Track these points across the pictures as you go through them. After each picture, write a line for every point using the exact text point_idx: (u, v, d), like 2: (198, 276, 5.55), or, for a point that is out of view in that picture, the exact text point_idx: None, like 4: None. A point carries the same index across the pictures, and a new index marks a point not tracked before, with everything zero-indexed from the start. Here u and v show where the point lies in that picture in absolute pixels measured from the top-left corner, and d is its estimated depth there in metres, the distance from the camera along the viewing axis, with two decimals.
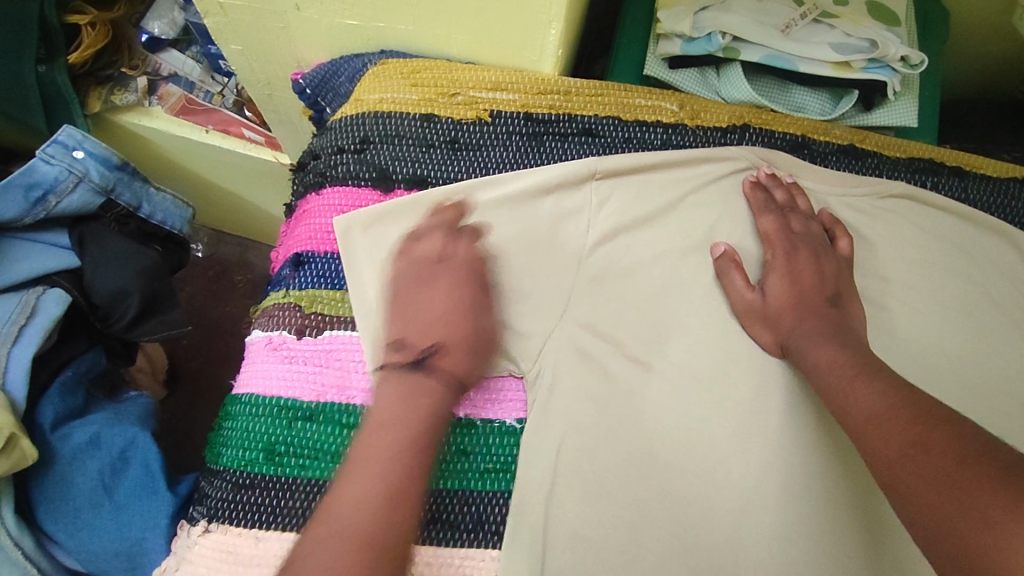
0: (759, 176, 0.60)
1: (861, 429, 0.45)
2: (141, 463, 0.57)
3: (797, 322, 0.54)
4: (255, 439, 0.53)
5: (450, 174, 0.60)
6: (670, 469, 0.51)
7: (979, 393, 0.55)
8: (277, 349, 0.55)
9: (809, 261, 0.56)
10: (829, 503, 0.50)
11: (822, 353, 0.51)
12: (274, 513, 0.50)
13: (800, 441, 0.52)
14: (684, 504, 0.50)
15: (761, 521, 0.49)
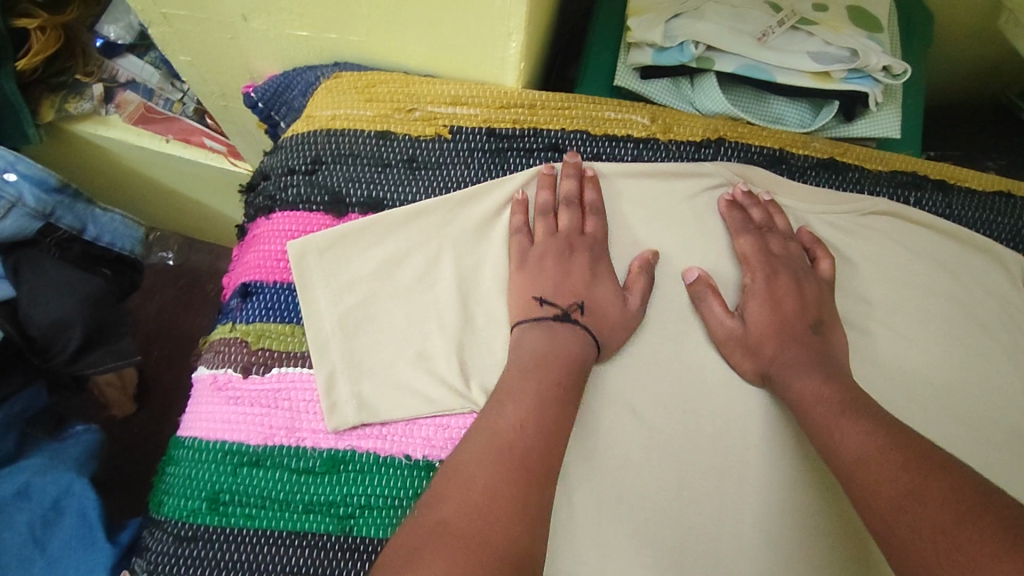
0: (735, 194, 0.57)
1: (850, 469, 0.42)
2: (77, 513, 0.54)
3: (776, 352, 0.51)
4: (198, 487, 0.49)
5: (408, 196, 0.56)
6: (643, 511, 0.48)
7: (966, 421, 0.52)
8: (222, 389, 0.51)
9: (789, 285, 0.53)
10: (811, 544, 0.48)
11: (804, 384, 0.48)
12: (218, 568, 0.47)
13: (781, 477, 0.49)
14: (658, 548, 0.47)
15: (738, 565, 0.47)
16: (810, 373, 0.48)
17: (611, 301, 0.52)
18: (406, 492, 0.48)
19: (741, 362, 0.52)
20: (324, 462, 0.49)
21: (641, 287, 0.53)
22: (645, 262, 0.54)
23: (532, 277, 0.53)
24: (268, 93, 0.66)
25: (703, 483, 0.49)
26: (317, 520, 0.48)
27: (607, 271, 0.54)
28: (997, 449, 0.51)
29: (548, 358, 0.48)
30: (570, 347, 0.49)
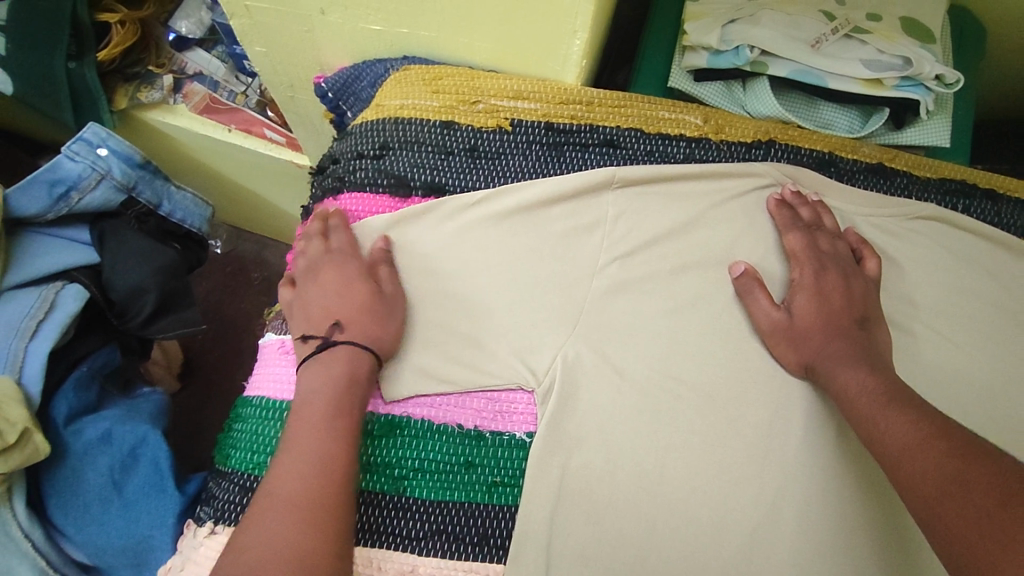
0: (784, 194, 0.59)
1: (891, 459, 0.43)
2: (150, 461, 0.57)
3: (820, 345, 0.52)
4: (265, 442, 0.51)
5: (468, 183, 0.59)
6: (683, 491, 0.50)
7: (1007, 423, 0.53)
8: (289, 353, 0.55)
9: (838, 281, 0.54)
10: (846, 531, 0.49)
11: (848, 377, 0.49)
12: None
13: (821, 468, 0.51)
14: (696, 524, 0.49)
15: (773, 548, 0.48)
16: (854, 367, 0.49)
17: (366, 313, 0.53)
18: (458, 457, 0.51)
19: (785, 355, 0.53)
20: (382, 425, 0.52)
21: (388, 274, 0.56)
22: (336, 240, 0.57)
23: (301, 319, 0.55)
24: (337, 85, 0.70)
25: (744, 468, 0.50)
26: (376, 480, 0.51)
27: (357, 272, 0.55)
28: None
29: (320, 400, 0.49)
30: (325, 364, 0.51)
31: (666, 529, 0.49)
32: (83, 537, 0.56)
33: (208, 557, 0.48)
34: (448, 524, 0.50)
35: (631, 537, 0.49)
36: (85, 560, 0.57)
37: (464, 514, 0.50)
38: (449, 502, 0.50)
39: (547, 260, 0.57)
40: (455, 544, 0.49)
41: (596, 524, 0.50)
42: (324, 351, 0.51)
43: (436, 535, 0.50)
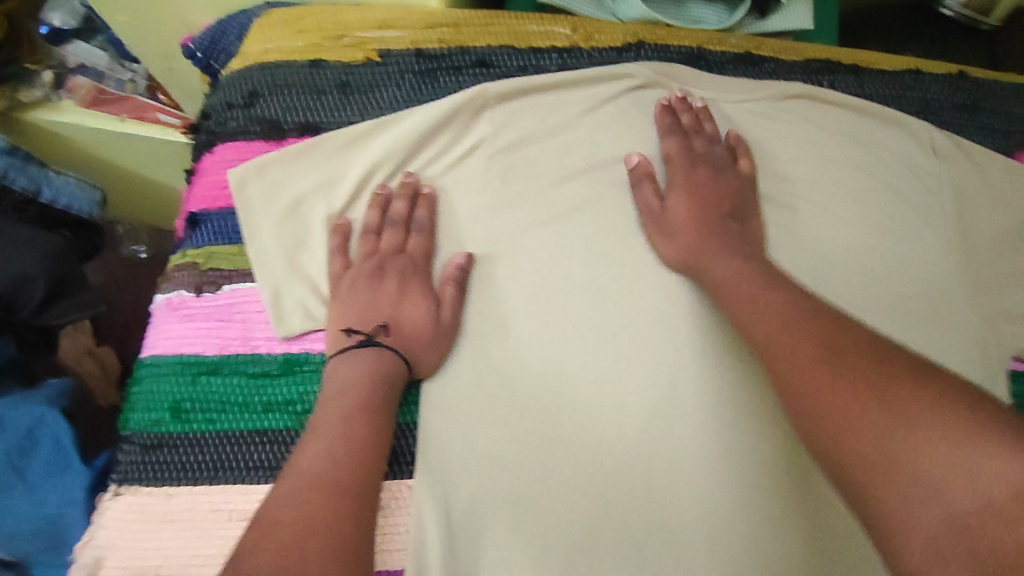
0: (670, 99, 0.59)
1: (790, 391, 0.41)
2: (50, 440, 0.55)
3: (698, 237, 0.53)
4: (161, 398, 0.50)
5: (342, 119, 0.58)
6: (580, 381, 0.51)
7: (884, 279, 0.55)
8: (177, 309, 0.53)
9: (708, 178, 0.56)
10: (740, 396, 0.51)
11: (728, 267, 0.50)
12: (191, 469, 0.49)
13: (710, 342, 0.52)
14: (594, 410, 0.50)
15: (671, 423, 0.50)
16: (731, 257, 0.51)
17: (418, 317, 0.52)
18: None
19: (673, 252, 0.53)
20: (279, 365, 0.51)
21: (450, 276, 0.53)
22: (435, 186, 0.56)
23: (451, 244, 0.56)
24: (206, 44, 0.67)
25: (638, 354, 0.52)
26: (275, 419, 0.50)
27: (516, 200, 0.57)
28: (919, 305, 0.54)
29: (419, 322, 0.52)
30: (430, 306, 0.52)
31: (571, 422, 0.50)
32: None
33: (117, 520, 0.48)
34: None
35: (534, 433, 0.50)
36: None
37: None
38: None
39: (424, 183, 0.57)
40: None
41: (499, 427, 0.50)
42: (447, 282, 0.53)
43: None
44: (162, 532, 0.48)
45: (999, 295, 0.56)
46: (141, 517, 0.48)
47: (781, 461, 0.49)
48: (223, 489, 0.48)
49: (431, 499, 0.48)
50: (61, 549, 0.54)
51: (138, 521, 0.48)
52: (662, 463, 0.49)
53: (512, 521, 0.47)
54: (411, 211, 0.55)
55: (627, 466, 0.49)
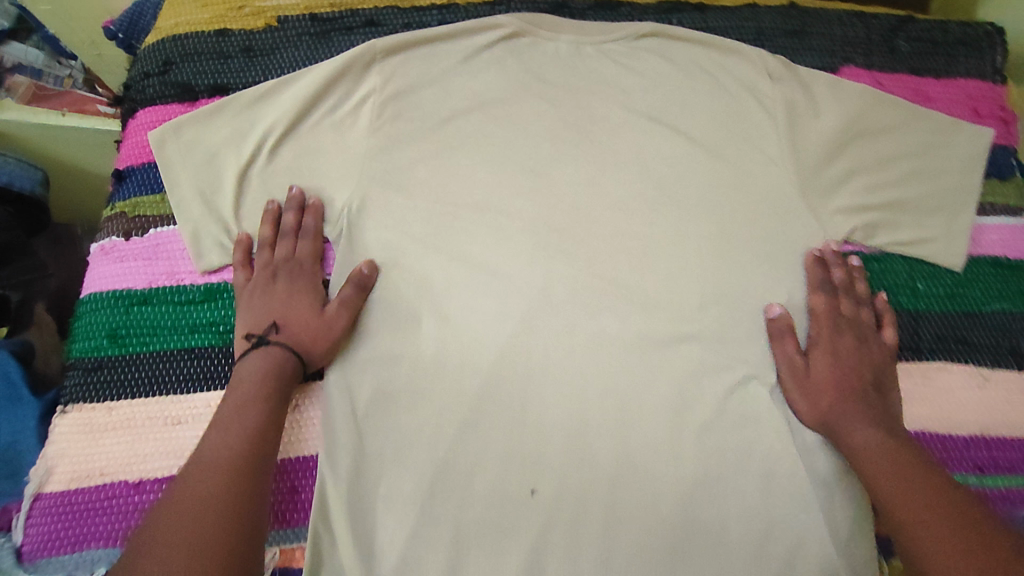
0: (825, 250, 0.62)
1: (864, 460, 0.53)
2: (1, 377, 0.62)
3: (824, 399, 0.56)
4: (99, 327, 0.58)
5: (248, 79, 0.66)
6: (467, 290, 0.60)
7: (728, 185, 0.63)
8: (109, 253, 0.60)
9: (851, 344, 0.59)
10: (600, 294, 0.60)
11: (866, 434, 0.53)
12: (129, 385, 0.56)
13: (576, 250, 0.61)
14: (478, 313, 0.59)
15: (544, 318, 0.59)
16: (869, 428, 0.54)
17: (306, 315, 0.57)
18: None
19: (807, 408, 0.57)
20: (202, 292, 0.59)
21: (344, 293, 0.58)
22: (358, 272, 0.58)
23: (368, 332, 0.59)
24: (125, 24, 0.74)
25: (514, 263, 0.61)
26: (200, 338, 0.57)
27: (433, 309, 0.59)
28: (808, 252, 0.62)
29: (313, 321, 0.57)
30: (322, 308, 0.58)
31: (460, 323, 0.58)
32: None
33: (66, 432, 0.55)
34: None
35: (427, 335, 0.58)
36: None
37: None
38: None
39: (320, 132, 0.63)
40: None
41: (396, 331, 0.58)
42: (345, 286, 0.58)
43: None
44: (106, 437, 0.55)
45: (836, 190, 0.64)
46: (87, 428, 0.55)
47: (637, 345, 0.59)
48: (159, 399, 0.56)
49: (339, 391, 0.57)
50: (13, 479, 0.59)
51: (83, 430, 0.55)
52: (537, 352, 0.58)
53: (410, 404, 0.56)
54: (301, 221, 0.61)
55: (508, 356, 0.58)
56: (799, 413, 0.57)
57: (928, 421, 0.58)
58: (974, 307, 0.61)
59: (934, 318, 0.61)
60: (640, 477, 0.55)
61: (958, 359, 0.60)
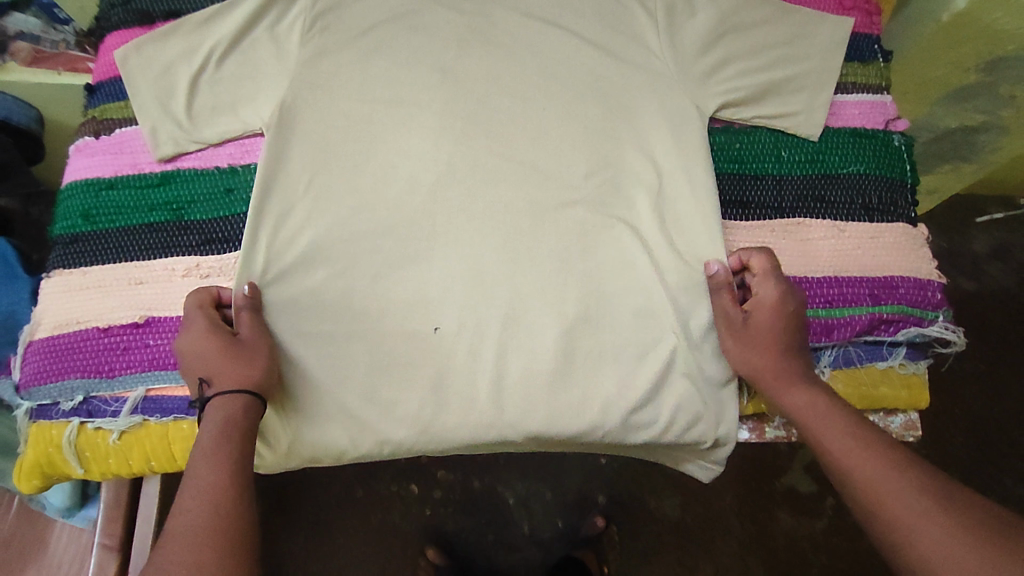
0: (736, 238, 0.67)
1: (808, 420, 0.58)
2: (0, 260, 0.74)
3: (764, 351, 0.61)
4: (73, 209, 0.68)
5: (200, 6, 0.75)
6: (383, 174, 0.69)
7: (615, 78, 0.71)
8: (82, 150, 0.71)
9: (788, 301, 0.62)
10: (499, 173, 0.69)
11: (796, 392, 0.59)
12: (100, 254, 0.67)
13: (478, 137, 0.70)
14: (392, 193, 0.68)
15: (449, 195, 0.68)
16: (798, 386, 0.59)
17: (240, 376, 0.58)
18: (219, 187, 0.69)
19: (748, 367, 0.61)
20: (159, 177, 0.69)
21: (246, 318, 0.62)
22: (242, 295, 0.62)
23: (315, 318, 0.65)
24: None
25: (424, 148, 0.70)
26: (159, 214, 0.68)
27: (366, 200, 0.68)
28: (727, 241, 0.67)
29: (248, 365, 0.59)
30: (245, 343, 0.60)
31: (376, 201, 0.68)
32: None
33: (50, 291, 0.66)
34: (218, 233, 0.67)
35: (345, 210, 0.67)
36: None
37: (230, 223, 0.68)
38: (216, 219, 0.68)
39: (255, 48, 0.71)
40: (226, 243, 0.67)
41: (317, 205, 0.67)
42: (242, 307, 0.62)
43: (209, 243, 0.67)
44: (82, 294, 0.66)
45: (712, 76, 0.70)
46: (67, 290, 0.66)
47: (530, 214, 0.68)
48: (124, 265, 0.67)
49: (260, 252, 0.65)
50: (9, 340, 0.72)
51: (64, 288, 0.66)
52: (444, 223, 0.67)
53: (331, 265, 0.66)
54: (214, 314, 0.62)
55: (417, 226, 0.67)
56: (739, 360, 0.62)
57: (793, 267, 0.65)
58: (831, 169, 0.69)
59: (795, 180, 0.69)
60: (531, 320, 0.65)
61: (816, 215, 0.67)
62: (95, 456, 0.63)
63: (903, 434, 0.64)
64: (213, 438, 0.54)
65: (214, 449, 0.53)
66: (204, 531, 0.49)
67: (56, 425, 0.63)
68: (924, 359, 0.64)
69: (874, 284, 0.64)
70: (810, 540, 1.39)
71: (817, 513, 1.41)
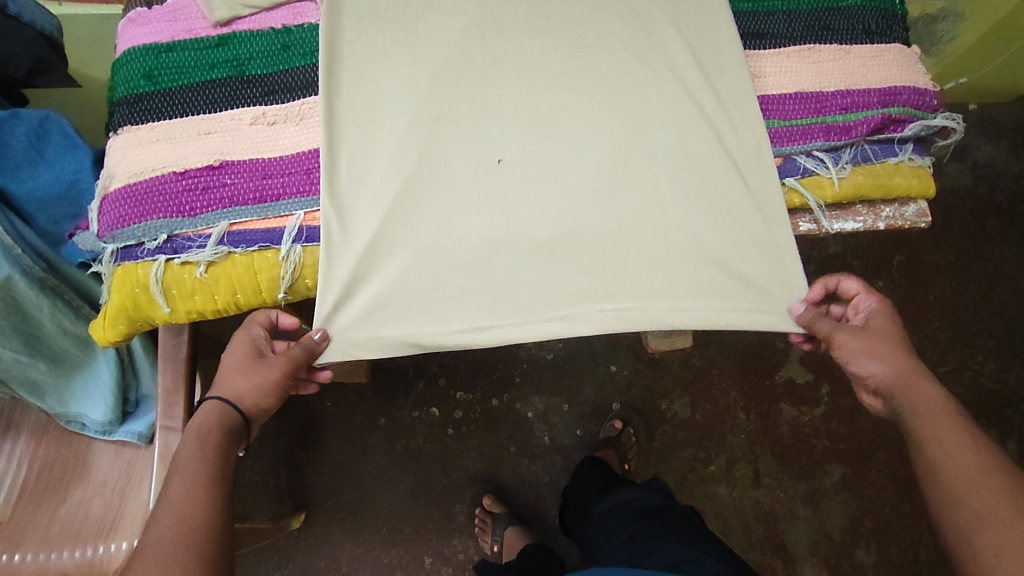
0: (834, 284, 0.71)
1: (925, 413, 0.63)
2: (59, 130, 0.79)
3: (889, 355, 0.66)
4: (134, 72, 0.71)
5: None
6: (432, 32, 0.73)
7: None
8: (136, 20, 0.74)
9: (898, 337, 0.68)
10: (537, 26, 0.74)
11: (924, 394, 0.64)
12: (164, 112, 0.70)
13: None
14: (438, 52, 0.73)
15: (495, 47, 0.73)
16: (925, 381, 0.65)
17: (243, 384, 0.67)
18: (276, 44, 0.72)
19: (877, 370, 0.66)
20: (215, 40, 0.72)
21: (295, 352, 0.66)
22: (311, 339, 0.67)
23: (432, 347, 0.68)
24: None
25: (466, 7, 0.74)
26: (219, 72, 0.71)
27: (418, 57, 0.73)
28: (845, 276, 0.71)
29: (252, 390, 0.67)
30: (263, 373, 0.67)
31: (426, 58, 0.73)
32: (11, 184, 0.76)
33: (120, 148, 0.69)
34: (280, 86, 0.71)
35: (400, 66, 0.72)
36: (15, 206, 0.78)
37: (290, 76, 0.72)
38: (277, 74, 0.72)
39: None
40: (290, 94, 0.71)
41: (369, 63, 0.72)
42: (298, 351, 0.66)
43: (273, 95, 0.71)
44: (152, 148, 0.68)
45: None
46: (136, 143, 0.69)
47: (569, 58, 0.73)
48: (191, 117, 0.69)
49: (322, 102, 0.70)
50: (77, 209, 0.80)
51: (134, 144, 0.68)
52: (492, 73, 0.73)
53: (388, 119, 0.71)
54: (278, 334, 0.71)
55: (468, 76, 0.72)
56: (880, 372, 0.66)
57: (806, 86, 0.74)
58: (834, 3, 0.77)
59: (802, 14, 0.76)
60: (580, 153, 0.71)
61: (824, 41, 0.75)
62: (182, 294, 0.66)
63: (914, 221, 0.74)
64: (197, 456, 0.62)
65: (185, 470, 0.62)
66: (171, 536, 0.57)
67: (141, 264, 0.66)
68: (929, 157, 0.74)
69: (880, 92, 0.73)
70: (814, 428, 1.45)
71: (817, 399, 1.46)
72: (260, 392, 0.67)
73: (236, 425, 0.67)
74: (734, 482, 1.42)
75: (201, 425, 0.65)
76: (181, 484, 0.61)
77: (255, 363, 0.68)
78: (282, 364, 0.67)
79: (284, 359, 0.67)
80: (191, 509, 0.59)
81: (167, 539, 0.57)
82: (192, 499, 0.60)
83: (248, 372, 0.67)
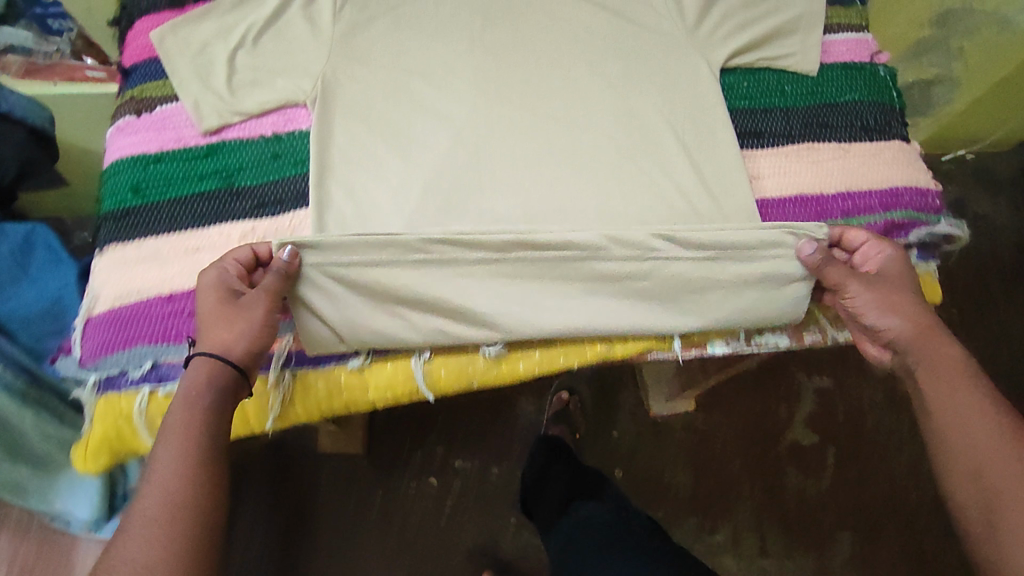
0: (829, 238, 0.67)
1: (948, 382, 0.61)
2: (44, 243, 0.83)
3: (907, 312, 0.64)
4: (121, 185, 0.70)
5: None
6: (424, 136, 0.73)
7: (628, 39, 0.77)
8: (123, 130, 0.73)
9: (914, 286, 0.65)
10: (528, 128, 0.73)
11: (950, 358, 0.62)
12: (151, 226, 0.68)
13: (505, 98, 0.74)
14: (428, 158, 0.72)
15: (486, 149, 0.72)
16: (945, 341, 0.63)
17: (226, 337, 0.59)
18: (266, 153, 0.72)
19: (894, 324, 0.63)
20: (204, 150, 0.71)
21: (275, 282, 0.61)
22: (287, 264, 0.62)
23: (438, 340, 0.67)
24: None
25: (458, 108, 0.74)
26: (208, 184, 0.70)
27: (410, 161, 0.72)
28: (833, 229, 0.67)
29: (240, 340, 0.59)
30: (246, 313, 0.60)
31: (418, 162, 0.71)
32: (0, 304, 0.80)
33: (106, 266, 0.67)
34: (270, 198, 0.70)
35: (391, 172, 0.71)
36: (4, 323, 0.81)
37: (280, 187, 0.71)
38: (266, 184, 0.71)
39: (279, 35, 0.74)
40: (279, 205, 0.70)
41: (359, 171, 0.71)
42: (279, 271, 0.62)
43: (262, 207, 0.70)
44: (137, 266, 0.67)
45: (715, 34, 0.77)
46: (122, 262, 0.67)
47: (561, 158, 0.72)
48: (178, 233, 0.68)
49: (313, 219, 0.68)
50: (61, 323, 0.81)
51: (120, 262, 0.67)
52: (483, 179, 0.71)
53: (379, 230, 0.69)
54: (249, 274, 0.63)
55: (460, 182, 0.71)
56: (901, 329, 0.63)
57: (805, 188, 0.73)
58: (831, 99, 0.77)
59: (800, 111, 0.76)
60: None
61: (823, 139, 0.75)
62: None
63: None
64: (193, 411, 0.56)
65: (173, 432, 0.55)
66: (169, 506, 0.52)
67: (124, 395, 0.63)
68: (934, 260, 0.72)
69: (881, 194, 0.72)
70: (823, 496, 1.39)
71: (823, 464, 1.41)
72: (250, 333, 0.60)
73: (234, 379, 0.59)
74: (741, 553, 1.36)
75: (190, 386, 0.57)
76: (179, 450, 0.54)
77: (234, 304, 0.60)
78: (270, 292, 0.61)
79: (269, 290, 0.61)
80: (193, 480, 0.53)
81: (162, 513, 0.52)
82: (196, 462, 0.54)
83: (229, 318, 0.60)
